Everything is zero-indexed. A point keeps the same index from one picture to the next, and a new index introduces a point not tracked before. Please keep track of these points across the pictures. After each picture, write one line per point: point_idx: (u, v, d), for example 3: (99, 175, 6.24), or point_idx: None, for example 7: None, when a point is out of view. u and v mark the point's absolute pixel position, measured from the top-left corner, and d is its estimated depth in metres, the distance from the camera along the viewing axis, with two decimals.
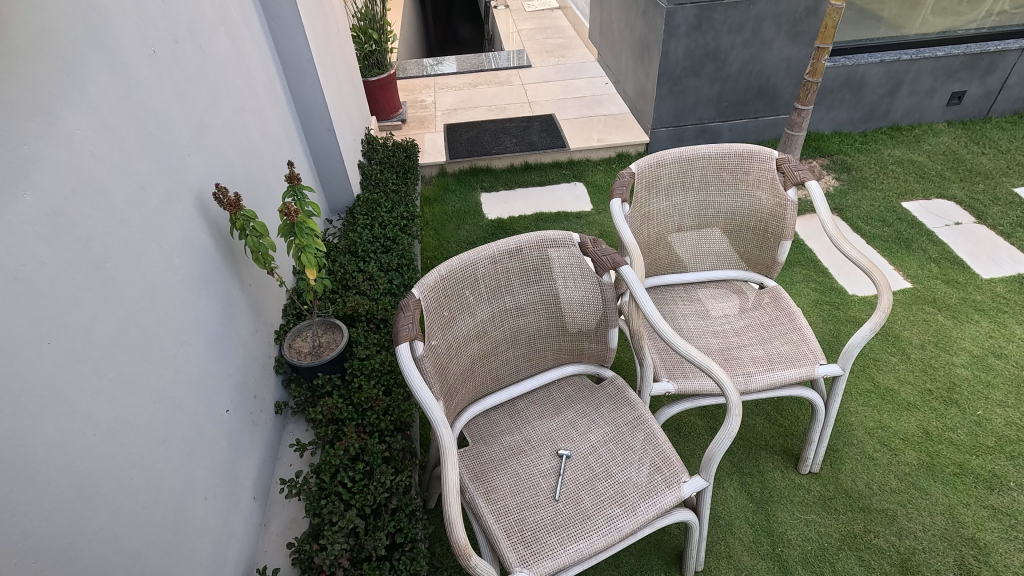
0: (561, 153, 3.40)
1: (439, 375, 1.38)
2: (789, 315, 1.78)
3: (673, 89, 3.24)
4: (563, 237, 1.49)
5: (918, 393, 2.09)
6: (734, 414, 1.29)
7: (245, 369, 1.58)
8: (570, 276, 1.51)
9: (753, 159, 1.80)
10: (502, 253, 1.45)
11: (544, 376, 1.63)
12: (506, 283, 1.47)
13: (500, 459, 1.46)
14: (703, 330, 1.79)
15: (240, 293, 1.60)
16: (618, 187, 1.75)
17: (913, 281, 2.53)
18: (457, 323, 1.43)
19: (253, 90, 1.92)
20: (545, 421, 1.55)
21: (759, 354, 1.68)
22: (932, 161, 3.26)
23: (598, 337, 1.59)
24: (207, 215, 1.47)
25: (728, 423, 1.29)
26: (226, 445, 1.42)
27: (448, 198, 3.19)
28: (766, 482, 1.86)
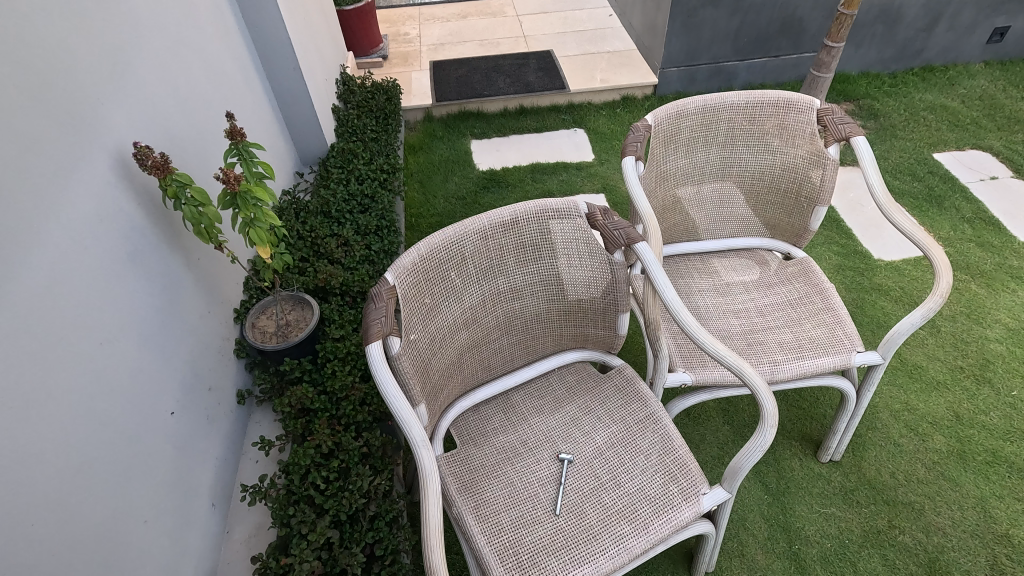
0: (559, 96, 3.07)
1: (419, 374, 1.17)
2: (821, 292, 1.56)
3: (687, 22, 2.88)
4: (567, 206, 1.24)
5: (949, 371, 1.92)
6: (769, 416, 1.10)
7: (197, 360, 1.36)
8: (575, 252, 1.28)
9: (790, 109, 1.53)
10: (495, 227, 1.21)
11: (543, 364, 1.43)
12: (498, 261, 1.24)
13: (492, 464, 1.27)
14: (723, 308, 1.58)
15: (185, 270, 1.35)
16: (632, 142, 1.48)
17: (944, 244, 2.31)
18: (442, 310, 1.21)
19: (195, 19, 1.59)
20: (543, 418, 1.36)
21: (788, 339, 1.47)
22: (968, 107, 2.96)
23: (606, 321, 1.38)
24: (133, 180, 1.19)
25: (762, 431, 1.10)
26: (174, 452, 1.22)
27: (435, 147, 2.88)
28: (782, 471, 1.70)
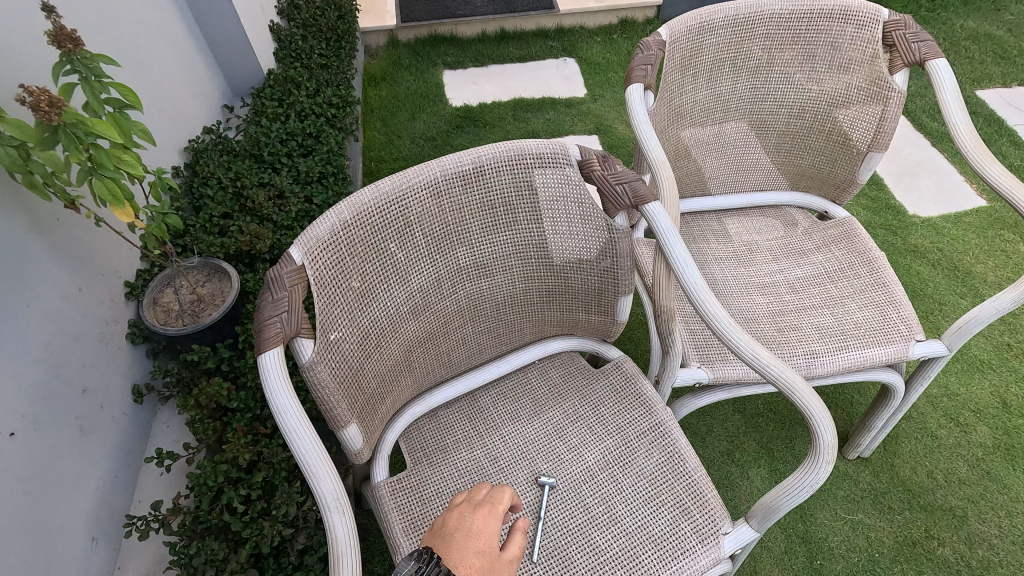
0: (547, 18, 2.62)
1: (346, 383, 0.85)
2: (868, 262, 1.25)
3: None
4: (552, 150, 0.90)
5: (994, 348, 1.65)
6: (827, 449, 0.78)
7: (59, 356, 1.03)
8: (563, 214, 0.95)
9: (846, 23, 1.17)
10: (451, 178, 0.87)
11: (519, 357, 1.12)
12: (457, 225, 0.91)
13: (450, 493, 0.98)
14: (745, 282, 1.27)
15: (32, 237, 1.00)
16: (639, 66, 1.12)
17: (989, 198, 2.00)
18: (378, 294, 0.88)
19: None
20: (519, 427, 1.06)
21: (828, 324, 1.17)
22: (1015, 36, 2.58)
23: (600, 305, 1.06)
24: None
25: (814, 466, 0.80)
26: (16, 487, 0.90)
27: (401, 77, 2.45)
28: None
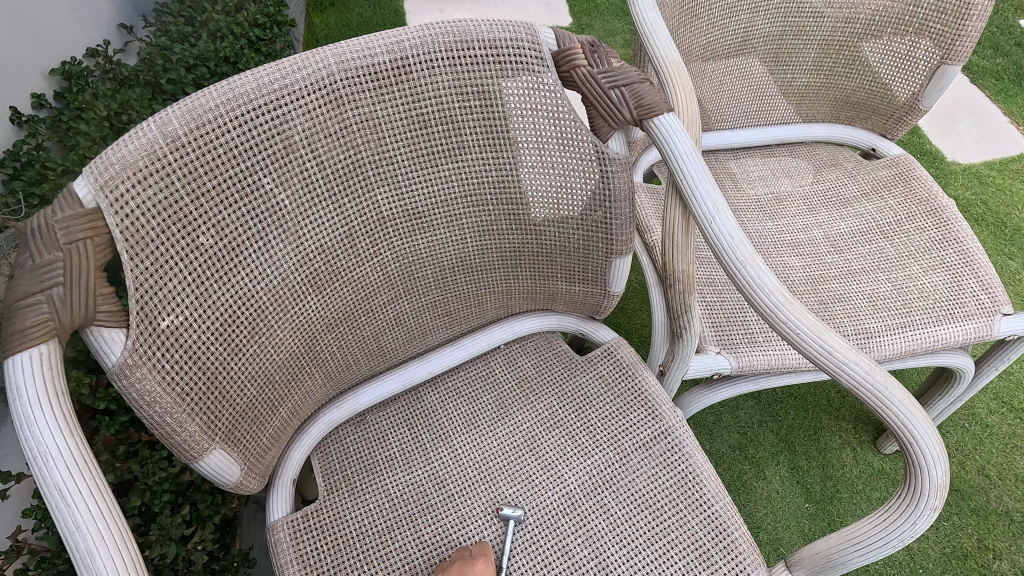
0: None
1: (197, 392, 0.57)
2: (932, 211, 0.97)
3: None
4: (515, 32, 0.59)
5: None
6: (933, 489, 0.52)
7: None
8: (530, 138, 0.65)
9: None
10: (356, 76, 0.56)
11: (479, 340, 0.83)
12: (372, 149, 0.61)
13: (377, 532, 0.70)
14: (773, 239, 0.98)
15: None
16: None
17: None
18: (247, 256, 0.58)
19: None
20: (477, 437, 0.78)
21: (885, 293, 0.89)
22: None
23: (585, 272, 0.77)
24: None
25: (909, 514, 0.53)
26: None
27: (353, 2, 2.07)
28: (829, 468, 1.20)
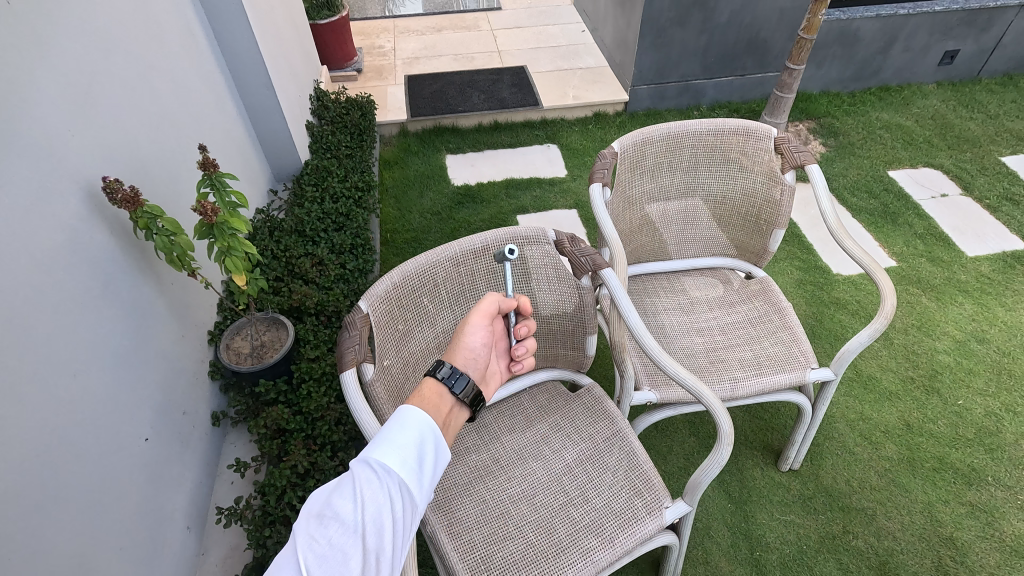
0: (533, 112, 3.13)
1: (393, 401, 1.20)
2: (779, 310, 1.65)
3: (655, 42, 2.96)
4: (536, 233, 1.30)
5: (901, 381, 2.02)
6: (725, 435, 1.17)
7: (170, 385, 1.36)
8: (544, 277, 1.33)
9: (749, 136, 1.60)
10: (467, 254, 1.26)
11: (517, 384, 1.46)
12: (470, 286, 1.29)
13: (463, 483, 1.31)
14: (687, 326, 1.65)
15: (158, 299, 1.35)
16: (599, 170, 1.54)
17: (898, 259, 2.42)
18: (415, 335, 1.24)
19: (163, 44, 1.53)
20: (515, 436, 1.40)
21: (747, 357, 1.55)
22: (920, 125, 3.11)
23: (574, 343, 1.43)
24: (105, 212, 1.18)
25: (719, 448, 1.17)
26: (146, 483, 1.21)
27: (410, 161, 2.90)
28: (744, 480, 1.79)
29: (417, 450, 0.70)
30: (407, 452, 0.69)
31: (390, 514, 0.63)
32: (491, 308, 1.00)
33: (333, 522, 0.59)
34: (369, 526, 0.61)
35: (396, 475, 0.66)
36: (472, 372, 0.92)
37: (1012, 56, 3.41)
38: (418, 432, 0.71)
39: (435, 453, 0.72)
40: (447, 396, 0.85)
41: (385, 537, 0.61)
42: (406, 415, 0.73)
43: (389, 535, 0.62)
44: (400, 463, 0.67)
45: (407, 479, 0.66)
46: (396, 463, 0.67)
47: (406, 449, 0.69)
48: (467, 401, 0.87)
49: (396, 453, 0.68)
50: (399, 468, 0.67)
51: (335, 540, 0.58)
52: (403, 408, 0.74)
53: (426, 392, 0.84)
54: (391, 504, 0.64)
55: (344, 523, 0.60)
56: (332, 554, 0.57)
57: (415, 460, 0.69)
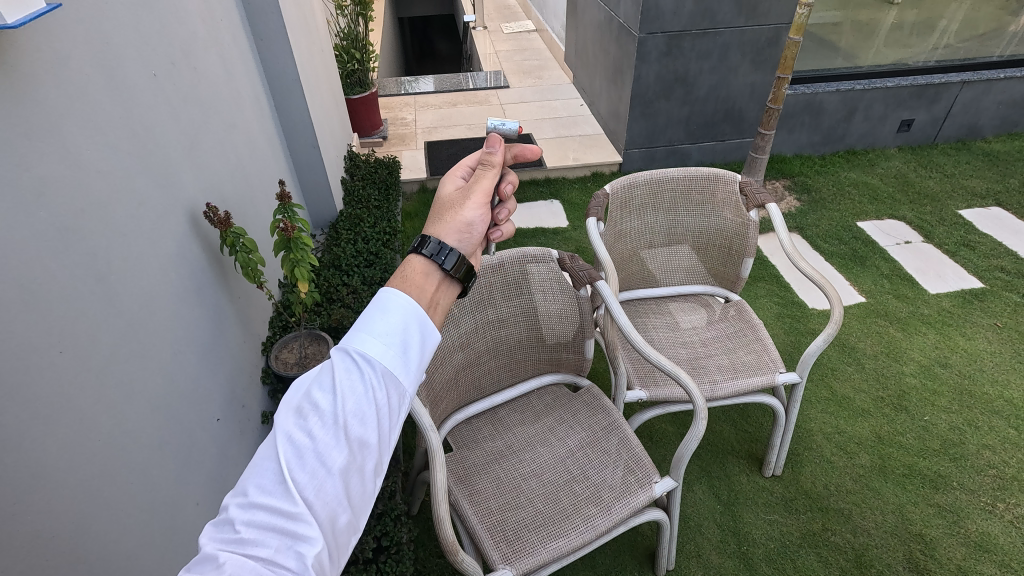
0: (538, 172, 3.52)
1: (426, 385, 1.42)
2: (753, 328, 1.91)
3: (645, 112, 3.39)
4: (542, 253, 1.59)
5: (872, 400, 2.23)
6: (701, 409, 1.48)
7: (235, 379, 1.60)
8: (548, 290, 1.61)
9: (718, 182, 1.92)
10: (487, 268, 1.53)
11: (525, 385, 1.71)
12: (488, 295, 1.56)
13: (482, 465, 1.53)
14: (673, 340, 1.91)
15: (229, 305, 1.61)
16: (594, 207, 1.85)
17: (866, 295, 2.70)
18: (445, 332, 1.48)
19: (241, 107, 1.89)
20: (526, 427, 1.63)
21: (725, 363, 1.80)
22: (884, 183, 3.47)
23: (575, 348, 1.69)
24: (200, 229, 1.48)
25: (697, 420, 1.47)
26: (217, 453, 1.42)
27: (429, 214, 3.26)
28: (732, 485, 1.97)
29: (404, 333, 0.64)
30: (390, 339, 0.63)
31: (373, 404, 0.60)
32: (492, 177, 0.85)
33: (312, 414, 0.58)
34: (349, 417, 0.58)
35: (379, 364, 0.61)
36: (465, 249, 0.80)
37: (962, 124, 3.85)
38: (402, 317, 0.65)
39: (424, 337, 0.66)
40: (434, 273, 0.72)
41: (367, 427, 0.59)
42: (389, 298, 0.66)
43: (375, 423, 0.59)
44: (382, 352, 0.62)
45: (393, 367, 0.62)
46: (378, 352, 0.62)
47: (389, 336, 0.63)
48: (457, 277, 0.74)
49: (377, 340, 0.62)
50: (381, 357, 0.61)
51: (314, 434, 0.57)
52: (385, 291, 0.67)
53: (412, 272, 0.72)
54: (373, 394, 0.60)
55: (323, 415, 0.58)
56: (313, 446, 0.56)
57: (400, 346, 0.63)
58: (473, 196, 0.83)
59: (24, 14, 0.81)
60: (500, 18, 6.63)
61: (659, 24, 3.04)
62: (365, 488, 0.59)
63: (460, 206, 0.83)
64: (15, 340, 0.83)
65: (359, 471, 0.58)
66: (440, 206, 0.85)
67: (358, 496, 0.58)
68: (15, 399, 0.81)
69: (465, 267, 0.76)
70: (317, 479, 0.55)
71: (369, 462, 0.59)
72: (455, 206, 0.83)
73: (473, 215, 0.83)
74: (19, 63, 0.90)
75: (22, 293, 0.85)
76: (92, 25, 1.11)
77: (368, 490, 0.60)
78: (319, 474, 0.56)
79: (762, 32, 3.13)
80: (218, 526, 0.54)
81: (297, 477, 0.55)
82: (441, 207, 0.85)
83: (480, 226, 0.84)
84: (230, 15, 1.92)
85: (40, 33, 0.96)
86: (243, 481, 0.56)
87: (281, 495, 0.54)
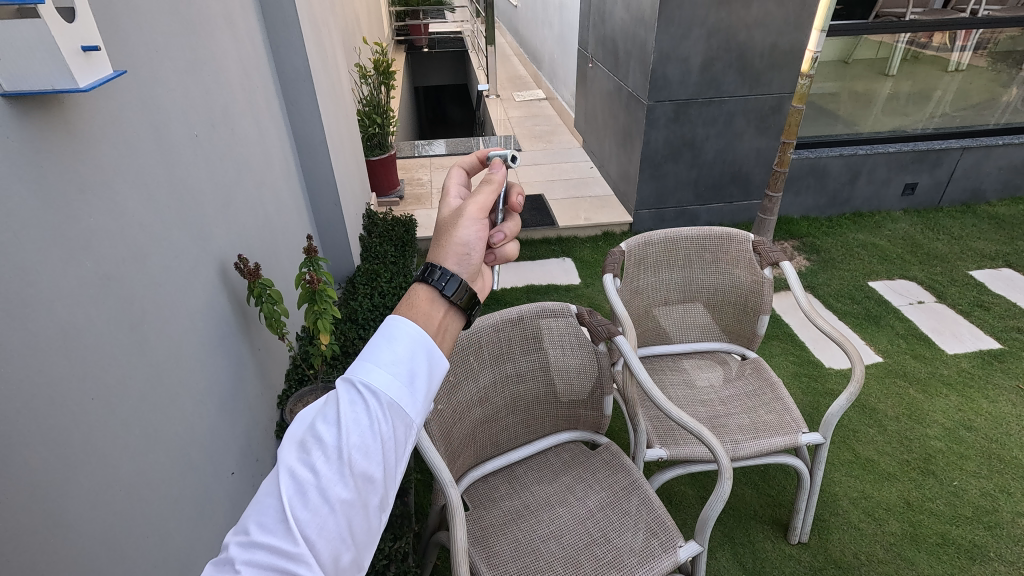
0: (550, 231, 3.60)
1: (444, 440, 1.41)
2: (772, 386, 1.89)
3: (654, 174, 3.49)
4: (560, 307, 1.62)
5: (897, 464, 2.16)
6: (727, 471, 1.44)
7: (250, 431, 1.58)
8: (566, 344, 1.62)
9: (731, 240, 1.96)
10: (505, 322, 1.55)
11: (542, 442, 1.68)
12: (507, 349, 1.56)
13: (500, 526, 1.48)
14: (691, 399, 1.89)
15: (249, 356, 1.62)
16: (610, 263, 1.89)
17: (883, 355, 2.67)
18: (462, 386, 1.47)
19: (271, 166, 1.98)
20: (544, 486, 1.59)
21: (746, 422, 1.77)
22: (892, 244, 3.51)
23: (593, 404, 1.67)
24: (228, 281, 1.52)
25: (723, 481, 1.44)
26: (229, 507, 1.40)
27: None
28: (756, 552, 1.89)
29: (411, 363, 0.63)
30: (397, 368, 0.62)
31: (378, 438, 0.59)
32: (488, 196, 0.82)
33: (315, 449, 0.57)
34: (353, 452, 0.57)
35: (384, 396, 0.60)
36: (466, 272, 0.76)
37: (965, 188, 3.94)
38: (409, 347, 0.64)
39: (431, 366, 0.65)
40: (438, 301, 0.70)
41: (371, 462, 0.58)
42: (396, 327, 0.65)
43: (380, 458, 0.58)
44: (388, 382, 0.61)
45: (398, 397, 0.61)
46: (383, 384, 0.61)
47: (395, 366, 0.62)
48: (460, 304, 0.71)
49: (383, 370, 0.62)
50: (387, 388, 0.61)
51: (317, 470, 0.56)
52: (392, 320, 0.66)
53: (417, 299, 0.70)
54: (377, 427, 0.59)
55: (326, 450, 0.57)
56: (315, 483, 0.55)
57: (406, 376, 0.62)
58: (469, 211, 0.79)
59: (93, 79, 0.88)
60: (511, 87, 7.00)
61: (667, 93, 3.20)
62: (370, 525, 0.58)
63: (457, 224, 0.79)
64: (53, 383, 0.84)
65: (364, 507, 0.57)
66: (438, 226, 0.82)
67: (361, 532, 0.58)
68: (46, 445, 0.81)
69: (468, 294, 0.73)
70: (319, 516, 0.55)
71: (374, 497, 0.58)
72: (451, 225, 0.79)
73: (470, 233, 0.79)
74: (78, 122, 0.96)
75: (62, 339, 0.87)
76: (144, 89, 1.19)
77: (373, 526, 0.59)
78: (321, 512, 0.55)
79: (766, 100, 3.27)
80: (219, 566, 0.54)
81: (299, 516, 0.55)
82: (438, 227, 0.81)
83: (479, 246, 0.79)
84: (265, 82, 2.04)
85: (99, 97, 1.03)
86: (246, 519, 0.56)
87: (283, 533, 0.54)
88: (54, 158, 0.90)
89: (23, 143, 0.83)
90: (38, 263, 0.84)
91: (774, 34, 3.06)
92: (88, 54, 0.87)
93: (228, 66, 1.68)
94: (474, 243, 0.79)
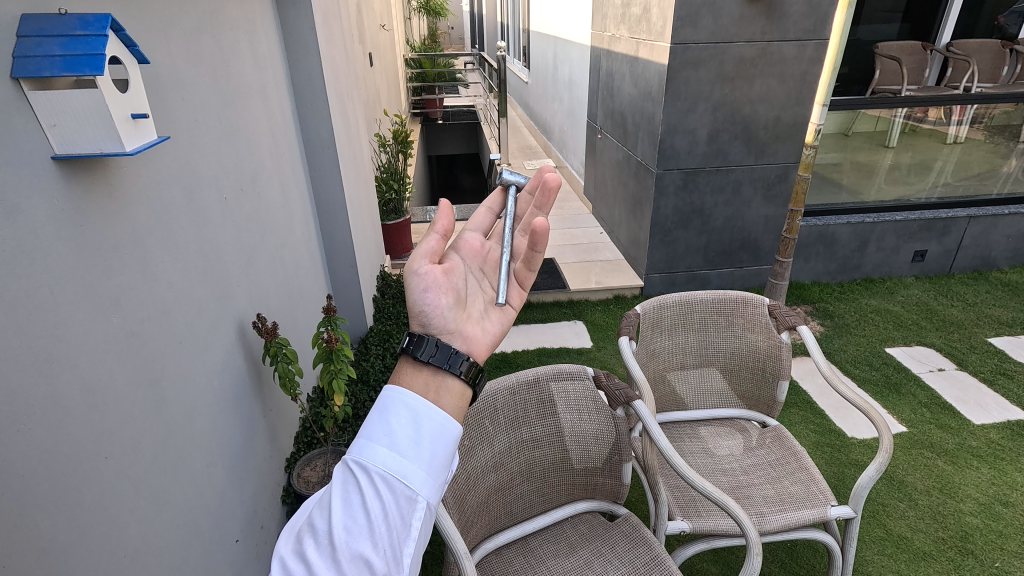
0: (561, 294, 3.62)
1: (458, 507, 1.35)
2: (795, 456, 1.83)
3: (664, 239, 3.54)
4: (578, 370, 1.59)
5: (932, 542, 2.04)
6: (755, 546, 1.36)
7: (258, 496, 1.54)
8: (582, 408, 1.58)
9: (747, 305, 1.96)
10: (518, 386, 1.53)
11: (557, 513, 1.61)
12: (523, 413, 1.53)
13: None
14: (712, 468, 1.82)
15: (261, 417, 1.60)
16: (625, 326, 1.87)
17: (907, 425, 2.59)
18: (476, 452, 1.43)
19: (293, 229, 2.03)
20: (561, 560, 1.51)
21: (771, 494, 1.70)
22: (907, 311, 3.49)
23: (610, 472, 1.61)
24: (245, 340, 1.52)
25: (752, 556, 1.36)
26: None
27: None
28: None
29: (408, 433, 0.60)
30: (391, 441, 0.59)
31: (369, 517, 0.55)
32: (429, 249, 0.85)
33: (309, 537, 0.56)
34: (342, 536, 0.54)
35: (376, 471, 0.57)
36: (432, 327, 0.77)
37: (976, 255, 3.96)
38: (406, 417, 0.61)
39: (433, 431, 0.62)
40: (425, 366, 0.69)
41: (364, 546, 0.54)
42: (394, 398, 0.63)
43: (374, 539, 0.54)
44: (380, 456, 0.58)
45: (393, 472, 0.57)
46: (375, 457, 0.58)
47: (390, 438, 0.59)
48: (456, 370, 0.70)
49: (379, 444, 0.59)
50: (379, 462, 0.57)
51: (309, 560, 0.55)
52: (391, 391, 0.65)
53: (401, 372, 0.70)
54: (369, 506, 0.55)
55: (320, 537, 0.56)
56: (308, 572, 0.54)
57: (404, 446, 0.59)
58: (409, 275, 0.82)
59: (138, 144, 0.92)
60: (523, 156, 7.27)
61: (675, 162, 3.30)
62: None
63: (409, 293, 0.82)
64: (73, 441, 0.83)
65: None
66: None
67: None
68: (57, 506, 0.78)
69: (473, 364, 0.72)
70: None
71: None
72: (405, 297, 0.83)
73: (421, 293, 0.81)
74: (117, 182, 1.00)
75: (85, 394, 0.87)
76: (181, 155, 1.24)
77: None
78: None
79: (771, 170, 3.36)
80: None
81: None
82: None
83: (436, 295, 0.81)
84: (292, 148, 2.14)
85: (140, 161, 1.08)
86: None
87: None
88: (95, 217, 0.93)
89: (68, 204, 0.86)
90: (70, 319, 0.85)
91: (777, 108, 3.19)
92: (136, 121, 0.92)
93: (259, 136, 1.77)
94: (432, 300, 0.81)
